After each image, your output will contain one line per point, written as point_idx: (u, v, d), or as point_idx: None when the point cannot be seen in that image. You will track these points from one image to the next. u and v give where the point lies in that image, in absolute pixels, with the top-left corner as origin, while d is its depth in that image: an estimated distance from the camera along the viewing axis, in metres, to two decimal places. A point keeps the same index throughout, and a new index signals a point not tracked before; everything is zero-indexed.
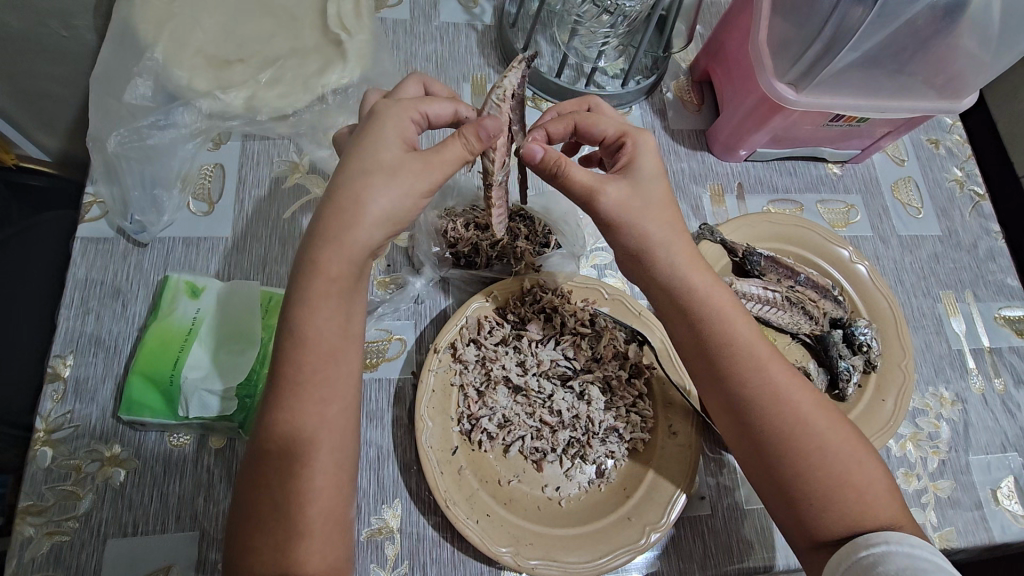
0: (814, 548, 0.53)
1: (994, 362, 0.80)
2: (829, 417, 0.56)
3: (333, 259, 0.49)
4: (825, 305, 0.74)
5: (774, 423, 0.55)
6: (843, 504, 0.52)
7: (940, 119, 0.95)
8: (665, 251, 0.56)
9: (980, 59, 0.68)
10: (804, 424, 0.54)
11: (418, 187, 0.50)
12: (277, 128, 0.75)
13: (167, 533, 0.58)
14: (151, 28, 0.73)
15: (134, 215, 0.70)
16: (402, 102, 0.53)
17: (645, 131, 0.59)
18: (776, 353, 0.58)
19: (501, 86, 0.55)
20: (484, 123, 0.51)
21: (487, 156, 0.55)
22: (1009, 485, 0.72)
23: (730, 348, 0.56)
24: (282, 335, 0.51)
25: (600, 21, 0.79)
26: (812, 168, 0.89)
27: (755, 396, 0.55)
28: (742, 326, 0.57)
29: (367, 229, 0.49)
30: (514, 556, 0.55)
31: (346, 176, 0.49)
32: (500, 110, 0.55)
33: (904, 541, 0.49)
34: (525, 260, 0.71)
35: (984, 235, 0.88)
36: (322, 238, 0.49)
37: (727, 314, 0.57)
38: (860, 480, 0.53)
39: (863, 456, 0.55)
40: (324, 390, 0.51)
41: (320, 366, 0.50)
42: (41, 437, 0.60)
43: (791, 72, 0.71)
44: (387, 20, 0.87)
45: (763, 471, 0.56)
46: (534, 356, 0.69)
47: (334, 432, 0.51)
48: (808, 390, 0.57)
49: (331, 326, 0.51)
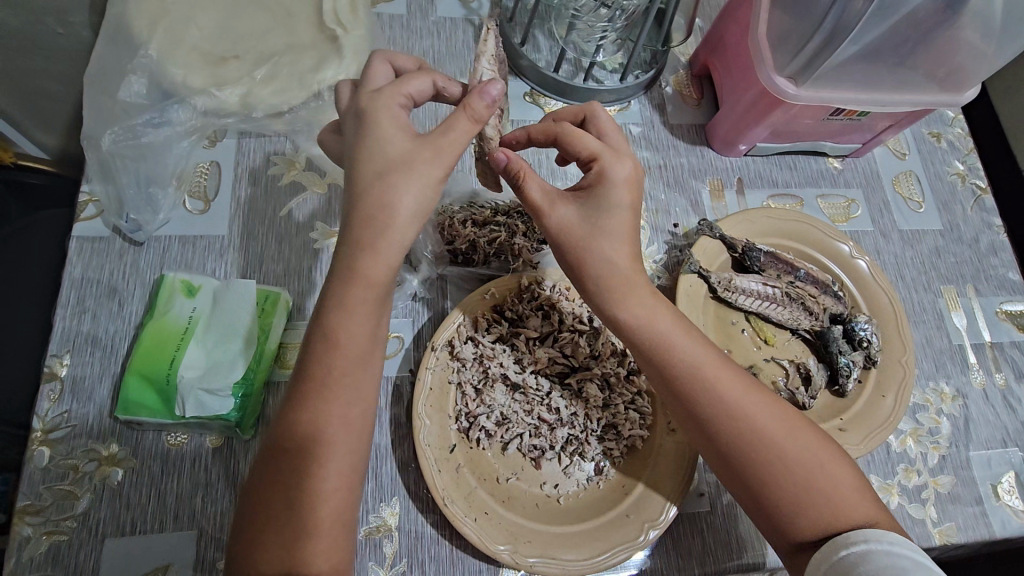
0: (796, 550, 0.53)
1: (996, 357, 0.79)
2: (789, 423, 0.56)
3: (371, 264, 0.49)
4: (825, 301, 0.74)
5: (730, 436, 0.55)
6: (812, 509, 0.52)
7: (942, 113, 0.94)
8: (611, 278, 0.56)
9: (982, 51, 0.67)
10: (762, 435, 0.54)
11: (435, 177, 0.50)
12: (273, 126, 0.75)
13: (165, 532, 0.58)
14: (144, 25, 0.72)
15: (129, 214, 0.70)
16: (384, 88, 0.52)
17: (618, 158, 0.56)
18: (728, 364, 0.58)
19: (486, 53, 0.61)
20: (486, 87, 0.50)
21: (486, 126, 0.62)
22: (1009, 480, 0.72)
23: (679, 368, 0.56)
24: (315, 336, 0.51)
25: (598, 15, 0.78)
26: (812, 162, 0.88)
27: (709, 412, 0.55)
28: (689, 344, 0.57)
29: (400, 231, 0.50)
30: (512, 553, 0.55)
31: (368, 180, 0.50)
32: (490, 75, 0.61)
33: (884, 539, 0.49)
34: (522, 256, 0.71)
35: (986, 229, 0.87)
36: (354, 247, 0.50)
37: (669, 337, 0.57)
38: (829, 484, 0.53)
39: (827, 458, 0.55)
40: (350, 391, 0.51)
41: (351, 369, 0.50)
42: (37, 438, 0.60)
43: (790, 66, 0.70)
44: (384, 15, 0.86)
45: (732, 482, 0.56)
46: (531, 354, 0.68)
47: (350, 437, 0.51)
48: (760, 399, 0.56)
49: (361, 329, 0.50)
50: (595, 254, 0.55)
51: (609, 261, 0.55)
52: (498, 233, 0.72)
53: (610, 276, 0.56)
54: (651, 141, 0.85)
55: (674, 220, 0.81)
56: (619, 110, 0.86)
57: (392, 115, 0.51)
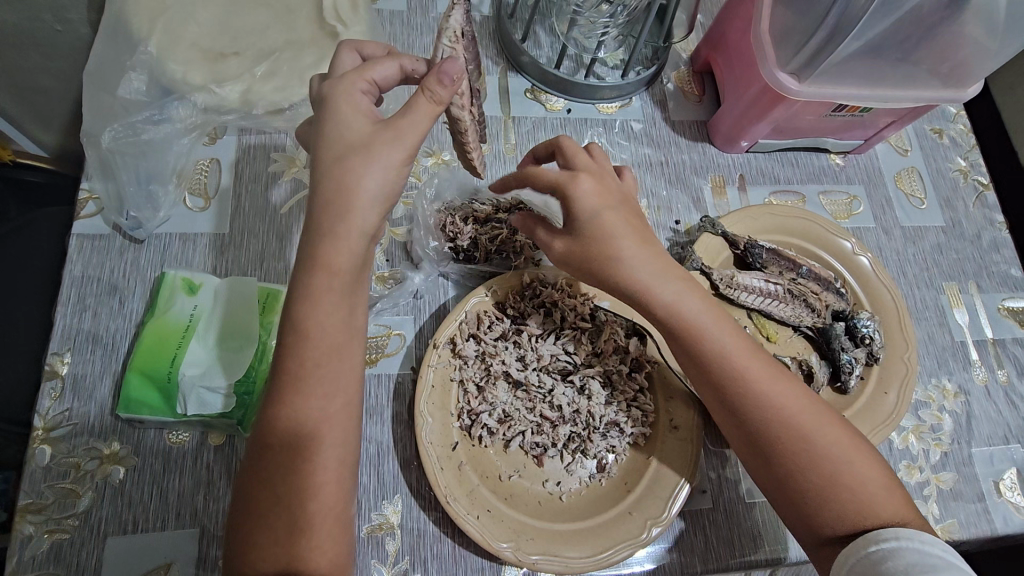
0: (823, 543, 0.53)
1: (998, 353, 0.79)
2: (819, 415, 0.55)
3: (333, 252, 0.50)
4: (829, 297, 0.74)
5: (760, 425, 0.55)
6: (838, 503, 0.52)
7: (944, 109, 0.94)
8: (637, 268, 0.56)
9: (985, 47, 0.67)
10: (792, 426, 0.54)
11: (395, 160, 0.50)
12: (273, 122, 0.75)
13: (167, 530, 0.58)
14: (144, 21, 0.72)
15: (129, 211, 0.69)
16: (347, 74, 0.52)
17: (576, 177, 0.55)
18: (759, 355, 0.57)
19: (450, 27, 0.55)
20: (444, 67, 0.48)
21: (454, 104, 0.56)
22: (1011, 476, 0.72)
23: (709, 356, 0.56)
24: (285, 330, 0.51)
25: (599, 10, 0.78)
26: (813, 159, 0.88)
27: (739, 400, 0.55)
28: (724, 333, 0.56)
29: (362, 213, 0.50)
30: (514, 551, 0.55)
31: (328, 166, 0.50)
32: (454, 51, 0.55)
33: (916, 537, 0.49)
34: (524, 253, 0.72)
35: (988, 226, 0.87)
36: (314, 232, 0.50)
37: (704, 326, 0.56)
38: (855, 479, 0.53)
39: (856, 452, 0.54)
40: (323, 384, 0.50)
41: (322, 359, 0.50)
42: (38, 436, 0.60)
43: (793, 62, 0.70)
44: (384, 11, 0.86)
45: (758, 469, 0.56)
46: (534, 351, 0.68)
47: (334, 427, 0.51)
48: (793, 391, 0.56)
49: (331, 320, 0.51)
50: (619, 251, 0.55)
51: (637, 250, 0.56)
52: (500, 230, 0.71)
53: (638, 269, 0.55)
54: (652, 138, 0.85)
55: (676, 217, 0.81)
56: (620, 107, 0.86)
57: (353, 99, 0.51)
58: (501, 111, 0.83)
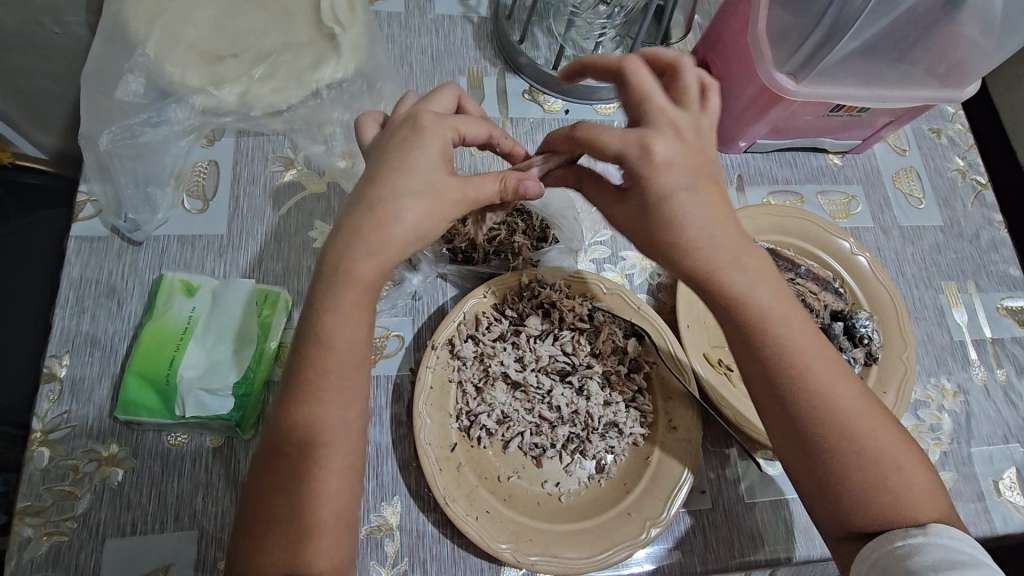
0: (846, 537, 0.52)
1: (997, 353, 0.79)
2: (873, 420, 0.53)
3: (375, 268, 0.50)
4: (826, 297, 0.75)
5: (811, 418, 0.53)
6: (876, 503, 0.51)
7: (942, 108, 0.94)
8: (702, 248, 0.52)
9: (982, 46, 0.67)
10: (847, 426, 0.52)
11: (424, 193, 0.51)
12: (270, 125, 0.74)
13: (166, 532, 0.58)
14: (142, 24, 0.72)
15: (127, 215, 0.70)
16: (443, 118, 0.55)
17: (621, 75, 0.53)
18: (823, 348, 0.55)
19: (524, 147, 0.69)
20: (528, 181, 0.56)
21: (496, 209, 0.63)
22: (1011, 476, 0.72)
23: (770, 341, 0.53)
24: (304, 338, 0.51)
25: (596, 11, 0.82)
26: (812, 158, 0.88)
27: (795, 394, 0.53)
28: (786, 321, 0.54)
29: (395, 241, 0.51)
30: (513, 552, 0.55)
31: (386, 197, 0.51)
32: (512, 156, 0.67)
33: (944, 533, 0.49)
34: (521, 254, 0.71)
35: (986, 225, 0.87)
36: (357, 245, 0.50)
37: (765, 310, 0.53)
38: (898, 484, 0.51)
39: (903, 462, 0.52)
40: (345, 396, 0.51)
41: (347, 373, 0.51)
42: (36, 438, 0.60)
43: (791, 61, 0.70)
44: (382, 12, 0.86)
45: (800, 462, 0.54)
46: (531, 352, 0.68)
47: (347, 434, 0.51)
48: (850, 390, 0.54)
49: (357, 333, 0.51)
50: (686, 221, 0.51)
51: (703, 232, 0.52)
52: (498, 232, 0.72)
53: (706, 252, 0.52)
54: None
55: None
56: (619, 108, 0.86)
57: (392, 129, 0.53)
58: (499, 111, 0.83)
